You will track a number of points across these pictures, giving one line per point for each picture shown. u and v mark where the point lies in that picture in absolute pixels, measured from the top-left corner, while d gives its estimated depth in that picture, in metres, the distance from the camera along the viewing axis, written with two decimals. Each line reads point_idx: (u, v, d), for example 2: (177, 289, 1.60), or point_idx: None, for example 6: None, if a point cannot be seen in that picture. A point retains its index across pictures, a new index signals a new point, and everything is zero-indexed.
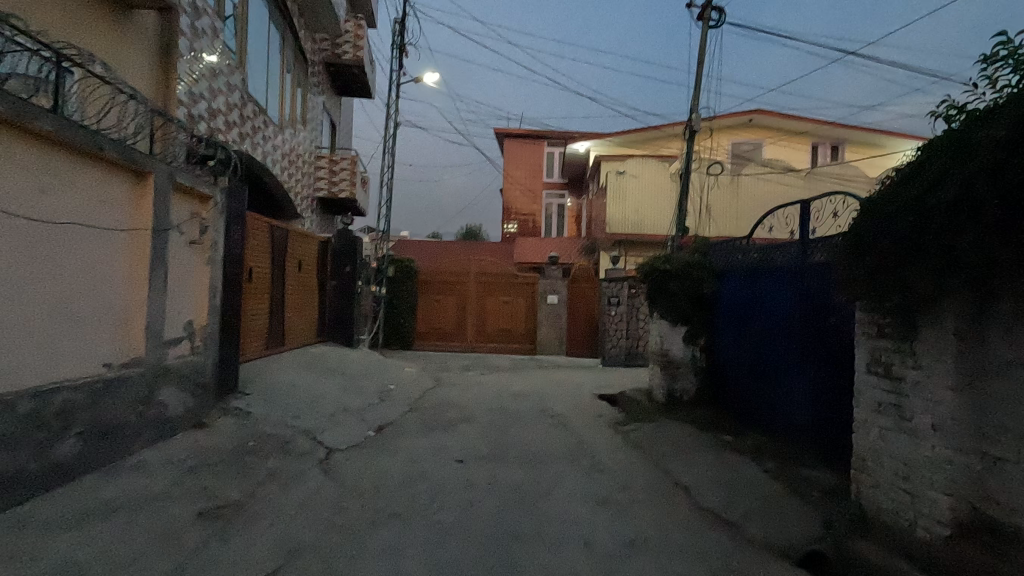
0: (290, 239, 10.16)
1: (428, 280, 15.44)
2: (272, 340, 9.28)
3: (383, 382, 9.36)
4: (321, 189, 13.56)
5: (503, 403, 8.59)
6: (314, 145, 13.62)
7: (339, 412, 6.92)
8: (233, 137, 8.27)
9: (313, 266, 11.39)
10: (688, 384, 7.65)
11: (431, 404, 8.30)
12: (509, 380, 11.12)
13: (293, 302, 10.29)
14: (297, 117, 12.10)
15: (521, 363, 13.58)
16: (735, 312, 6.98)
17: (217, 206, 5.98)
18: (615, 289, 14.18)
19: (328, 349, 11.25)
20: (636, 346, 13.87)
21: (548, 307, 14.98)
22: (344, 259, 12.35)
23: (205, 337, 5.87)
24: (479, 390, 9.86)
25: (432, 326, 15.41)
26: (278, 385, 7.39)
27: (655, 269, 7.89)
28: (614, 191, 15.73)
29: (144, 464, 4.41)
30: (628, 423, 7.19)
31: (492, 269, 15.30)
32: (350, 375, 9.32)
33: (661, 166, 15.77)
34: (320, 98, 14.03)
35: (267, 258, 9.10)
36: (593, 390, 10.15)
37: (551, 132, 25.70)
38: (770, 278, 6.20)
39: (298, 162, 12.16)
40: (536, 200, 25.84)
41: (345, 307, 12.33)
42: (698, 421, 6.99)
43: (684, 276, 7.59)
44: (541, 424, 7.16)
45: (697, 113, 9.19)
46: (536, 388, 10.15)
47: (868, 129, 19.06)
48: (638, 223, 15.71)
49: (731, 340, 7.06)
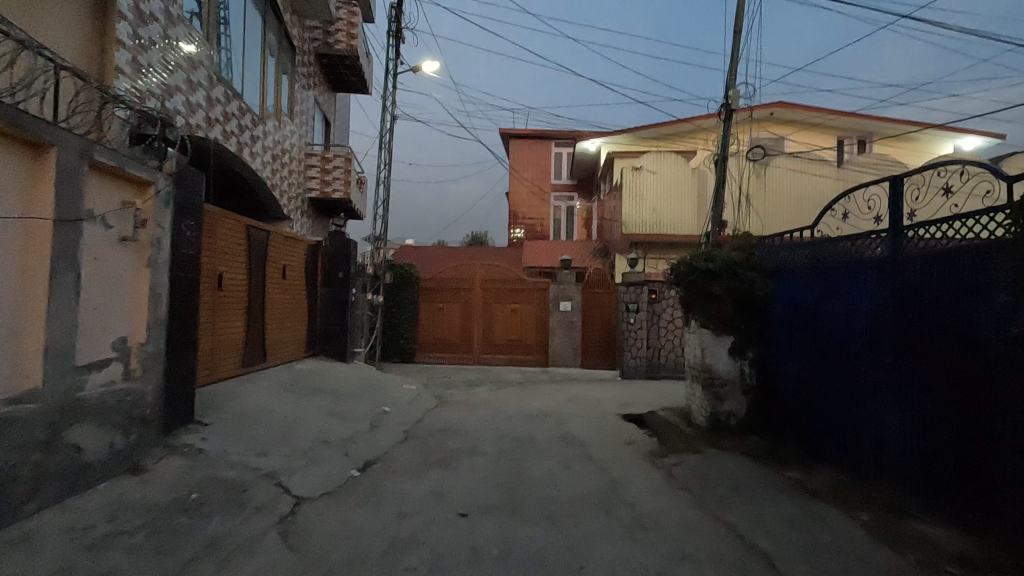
0: (272, 242, 9.01)
1: (431, 287, 14.25)
2: (249, 356, 8.13)
3: (377, 403, 8.17)
4: (313, 190, 12.44)
5: (514, 427, 7.38)
6: (305, 142, 12.51)
7: (318, 445, 5.73)
8: (198, 122, 7.14)
9: (299, 272, 10.24)
10: (736, 406, 6.41)
11: (432, 430, 7.10)
12: (521, 397, 9.91)
13: (276, 312, 9.13)
14: (284, 110, 11.00)
15: (532, 377, 12.35)
16: (798, 321, 5.84)
17: (160, 195, 4.85)
18: (634, 294, 13.00)
19: (319, 365, 10.08)
20: (658, 358, 12.90)
21: (561, 314, 13.76)
22: (338, 264, 11.18)
23: (144, 358, 4.70)
24: (488, 410, 8.67)
25: (434, 336, 14.23)
26: (248, 412, 6.22)
27: (693, 269, 6.65)
28: (631, 188, 14.52)
29: (31, 537, 3.24)
30: (667, 454, 5.95)
31: (500, 274, 14.11)
32: (339, 395, 8.13)
33: (681, 160, 14.53)
34: (311, 91, 12.95)
35: (242, 262, 7.97)
36: (617, 409, 8.89)
37: (559, 132, 24.59)
38: (852, 277, 5.08)
39: (286, 159, 11.03)
40: (545, 203, 24.71)
41: (338, 318, 11.13)
42: (755, 453, 5.75)
43: (731, 276, 6.39)
44: (562, 456, 5.96)
45: (735, 90, 7.97)
46: (552, 407, 8.93)
47: (901, 121, 17.79)
48: (658, 222, 14.47)
49: (792, 354, 5.90)
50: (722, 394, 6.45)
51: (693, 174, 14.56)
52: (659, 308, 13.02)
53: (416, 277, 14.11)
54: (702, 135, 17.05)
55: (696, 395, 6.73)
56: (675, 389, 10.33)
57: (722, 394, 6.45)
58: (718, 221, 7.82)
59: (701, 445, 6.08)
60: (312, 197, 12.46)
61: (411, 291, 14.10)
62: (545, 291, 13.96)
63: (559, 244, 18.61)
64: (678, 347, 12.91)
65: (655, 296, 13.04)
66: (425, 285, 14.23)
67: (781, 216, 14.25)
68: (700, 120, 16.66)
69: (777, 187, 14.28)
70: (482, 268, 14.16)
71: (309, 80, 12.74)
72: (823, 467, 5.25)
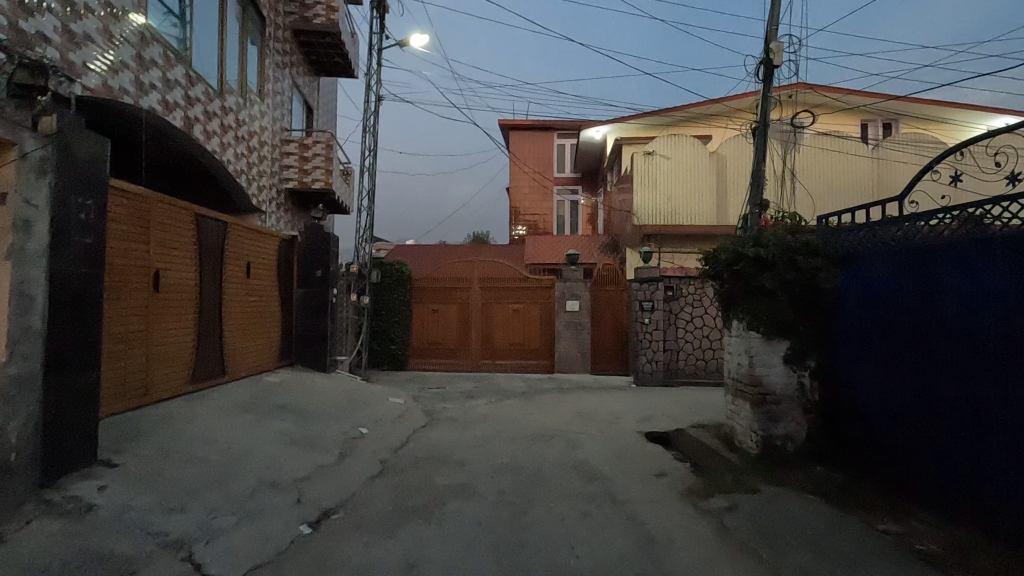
0: (232, 235, 7.73)
1: (424, 287, 12.97)
2: (200, 370, 6.84)
3: (353, 424, 6.85)
4: (291, 180, 11.14)
5: (516, 454, 6.07)
6: (280, 126, 11.22)
7: (262, 489, 4.42)
8: (123, 85, 5.81)
9: (268, 271, 8.96)
10: (795, 428, 5.12)
11: (416, 461, 5.79)
12: (524, 410, 8.61)
13: (237, 317, 7.85)
14: (251, 88, 9.68)
15: (537, 386, 11.01)
16: (877, 319, 4.57)
17: (26, 161, 3.57)
18: (648, 291, 11.71)
19: (294, 377, 8.81)
20: (675, 363, 11.66)
21: (568, 315, 12.46)
22: (315, 262, 9.96)
23: (4, 384, 3.41)
24: (485, 428, 7.36)
25: (429, 341, 12.93)
26: (179, 444, 4.91)
27: (738, 257, 5.32)
28: (642, 175, 13.22)
29: None
30: (714, 494, 4.62)
31: (500, 272, 12.83)
32: (306, 415, 6.82)
33: (698, 144, 13.20)
34: (288, 71, 11.67)
35: (191, 258, 6.69)
36: (636, 425, 7.57)
37: (561, 122, 23.29)
38: (959, 259, 3.84)
39: (256, 145, 9.74)
40: (547, 197, 23.44)
41: (316, 323, 9.86)
42: (828, 493, 4.44)
43: (788, 265, 5.06)
44: (579, 499, 4.64)
45: (775, 43, 6.64)
46: (561, 424, 7.60)
47: (931, 100, 16.39)
48: (673, 212, 13.16)
49: (872, 364, 4.62)
50: (776, 414, 5.13)
51: (711, 159, 13.22)
52: (676, 307, 11.79)
53: (407, 277, 12.84)
54: (720, 119, 15.66)
55: (742, 414, 5.40)
56: (702, 401, 9.00)
57: (776, 413, 5.13)
58: (758, 201, 6.52)
59: (755, 481, 4.75)
60: (289, 188, 11.18)
61: (403, 292, 12.85)
62: (550, 290, 12.66)
63: (563, 240, 17.35)
64: (699, 350, 11.65)
65: (672, 293, 11.79)
66: (417, 285, 12.97)
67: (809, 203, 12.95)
68: (715, 102, 15.34)
69: (804, 172, 12.98)
70: (480, 265, 12.88)
71: (285, 59, 11.43)
72: (928, 518, 3.94)
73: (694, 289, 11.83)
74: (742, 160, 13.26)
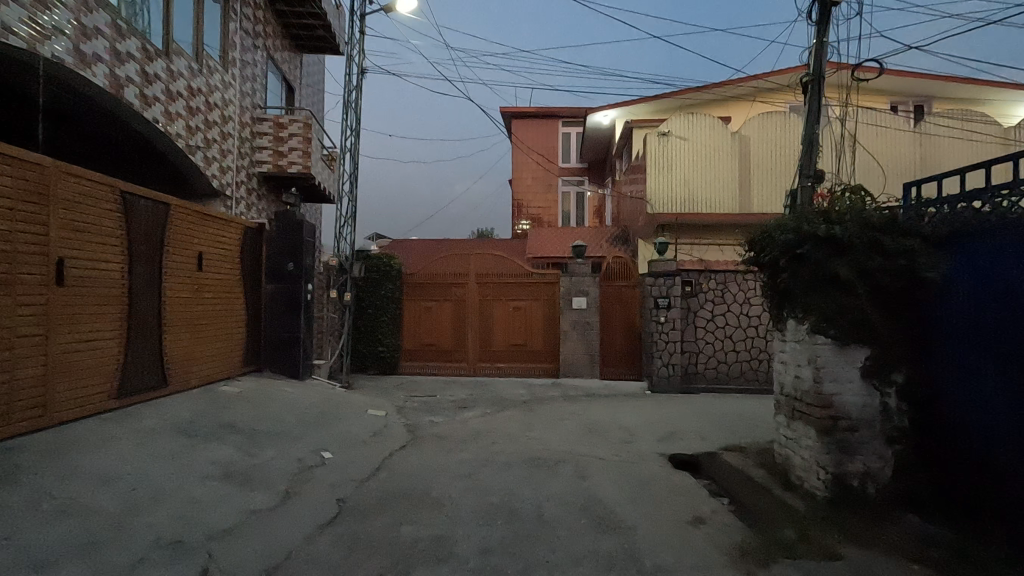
0: (178, 221, 6.58)
1: (416, 282, 11.77)
2: (132, 380, 5.68)
3: (314, 447, 5.63)
4: (264, 163, 9.94)
5: (511, 488, 4.86)
6: (252, 103, 10.00)
7: (157, 555, 3.22)
8: (14, 25, 4.55)
9: (229, 264, 7.79)
10: (877, 464, 3.86)
11: (384, 498, 4.58)
12: (525, 425, 7.41)
13: (186, 317, 6.70)
14: (212, 55, 8.44)
15: (540, 393, 9.78)
16: (998, 319, 3.34)
17: None
18: (664, 287, 10.56)
19: (257, 386, 7.62)
20: (694, 366, 10.56)
21: (574, 313, 11.21)
22: (287, 253, 8.73)
23: None
24: (476, 449, 6.14)
25: (422, 341, 11.74)
26: (62, 485, 3.71)
27: (800, 238, 4.02)
28: (657, 159, 11.97)
29: None
30: (777, 558, 3.39)
31: (500, 266, 11.58)
32: (258, 436, 5.61)
33: (718, 123, 11.94)
34: (262, 42, 10.44)
35: (117, 247, 5.54)
36: (658, 446, 6.33)
37: (566, 110, 22.02)
38: None
39: (220, 120, 8.51)
40: (552, 189, 22.23)
41: (289, 322, 8.66)
42: (939, 561, 3.19)
43: (870, 248, 3.80)
44: (591, 565, 3.41)
45: None
46: (567, 444, 6.38)
47: (969, 80, 14.99)
48: (690, 199, 11.89)
49: (993, 382, 3.37)
50: (852, 445, 3.88)
51: (733, 140, 11.93)
52: (695, 304, 10.67)
53: (397, 271, 11.65)
54: (742, 100, 14.29)
55: (803, 442, 4.15)
56: (732, 415, 7.74)
57: (852, 444, 3.88)
58: (812, 172, 5.30)
59: (832, 540, 3.50)
60: (263, 171, 9.97)
61: (392, 287, 11.64)
62: (555, 285, 11.43)
63: (569, 231, 16.12)
64: (720, 352, 10.59)
65: (690, 288, 10.66)
66: (408, 280, 11.78)
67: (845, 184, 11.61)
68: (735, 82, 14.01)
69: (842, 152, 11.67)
70: (478, 258, 11.62)
71: (257, 28, 10.19)
72: None
73: (714, 283, 10.68)
74: (768, 140, 11.90)
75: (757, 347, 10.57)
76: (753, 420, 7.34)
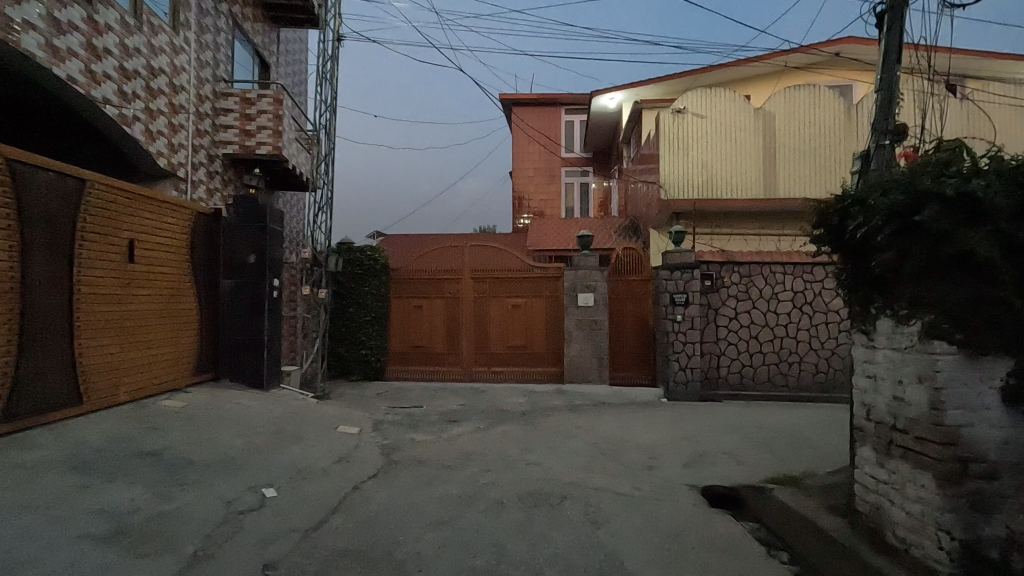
0: (100, 201, 5.43)
1: (404, 278, 10.62)
2: (27, 397, 4.55)
3: (254, 482, 4.43)
4: (230, 143, 8.78)
5: (502, 543, 3.69)
6: (215, 75, 8.83)
7: None
8: None
9: (173, 256, 6.62)
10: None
11: (330, 560, 3.42)
12: (523, 444, 6.23)
13: (112, 319, 5.55)
14: (157, 12, 7.20)
15: (542, 403, 8.60)
16: None
17: None
18: (681, 281, 9.36)
19: (207, 398, 6.46)
20: (715, 370, 9.41)
21: (580, 311, 10.01)
22: (248, 245, 7.51)
23: None
24: (462, 480, 4.94)
25: (411, 343, 10.57)
26: None
27: (913, 204, 2.80)
28: (672, 138, 10.76)
29: None
30: None
31: (497, 259, 10.40)
32: (182, 467, 4.42)
33: (739, 99, 10.73)
34: (227, 7, 9.24)
35: (2, 230, 4.39)
36: (686, 475, 5.14)
37: (569, 96, 20.76)
38: None
39: (171, 89, 7.34)
40: (554, 180, 21.04)
41: (250, 324, 7.43)
42: None
43: (1019, 214, 2.60)
44: None
45: None
46: (574, 471, 5.19)
47: None
48: (708, 183, 10.69)
49: None
50: (989, 501, 2.70)
51: (756, 117, 10.72)
52: (717, 301, 9.49)
53: (383, 266, 10.48)
54: (764, 79, 13.00)
55: (909, 491, 2.96)
56: (768, 432, 6.55)
57: (988, 499, 2.69)
58: (891, 126, 4.08)
59: None
60: (228, 153, 8.80)
61: (377, 284, 10.47)
62: (558, 280, 10.23)
63: (573, 223, 14.93)
64: (744, 354, 9.43)
65: (710, 282, 9.49)
66: (396, 276, 10.63)
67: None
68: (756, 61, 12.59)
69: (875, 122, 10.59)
70: (473, 252, 10.43)
71: None
72: None
73: (737, 277, 9.50)
74: (796, 117, 10.66)
75: (787, 348, 9.38)
76: (796, 439, 6.14)
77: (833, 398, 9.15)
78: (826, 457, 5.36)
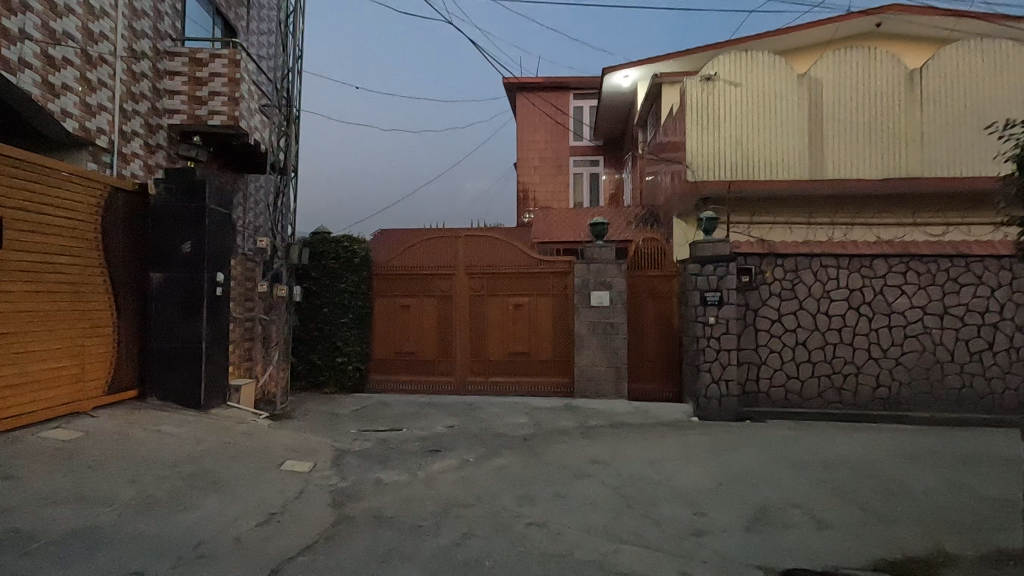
0: None
1: (389, 274, 9.14)
2: None
3: (116, 570, 2.95)
4: (177, 112, 7.28)
5: None
6: (161, 31, 7.37)
7: None
8: None
9: (76, 242, 5.20)
10: None
11: None
12: (522, 487, 4.72)
13: None
14: None
15: (549, 424, 7.08)
16: None
17: None
18: (715, 276, 7.81)
19: (115, 424, 4.99)
20: (753, 383, 7.87)
21: (593, 312, 8.47)
22: (181, 229, 6.02)
23: None
24: (434, 556, 3.45)
25: (396, 349, 9.10)
26: None
27: None
28: (701, 110, 9.23)
29: None
30: None
31: (496, 252, 8.90)
32: (10, 549, 2.95)
33: (781, 63, 9.17)
34: None
35: None
36: (751, 544, 3.62)
37: (578, 79, 19.18)
38: None
39: (87, 35, 5.88)
40: (561, 170, 19.55)
41: (184, 328, 5.96)
42: None
43: None
44: None
45: None
46: (594, 540, 3.69)
47: None
48: (744, 162, 9.16)
49: None
50: None
51: (800, 85, 9.17)
52: (756, 300, 7.95)
53: (362, 259, 8.99)
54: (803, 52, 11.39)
55: None
56: (843, 471, 5.01)
57: None
58: None
59: None
60: (174, 124, 7.32)
61: (355, 280, 8.97)
62: (567, 276, 8.74)
63: (584, 213, 13.39)
64: (790, 364, 7.87)
65: (749, 278, 7.94)
66: (380, 271, 9.16)
67: (933, 132, 8.97)
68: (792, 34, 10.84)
69: (941, 92, 8.95)
70: (468, 243, 8.95)
71: None
72: None
73: (781, 272, 7.94)
74: (848, 85, 9.10)
75: (840, 357, 7.82)
76: (885, 485, 4.60)
77: (896, 418, 7.58)
78: (945, 521, 3.82)
